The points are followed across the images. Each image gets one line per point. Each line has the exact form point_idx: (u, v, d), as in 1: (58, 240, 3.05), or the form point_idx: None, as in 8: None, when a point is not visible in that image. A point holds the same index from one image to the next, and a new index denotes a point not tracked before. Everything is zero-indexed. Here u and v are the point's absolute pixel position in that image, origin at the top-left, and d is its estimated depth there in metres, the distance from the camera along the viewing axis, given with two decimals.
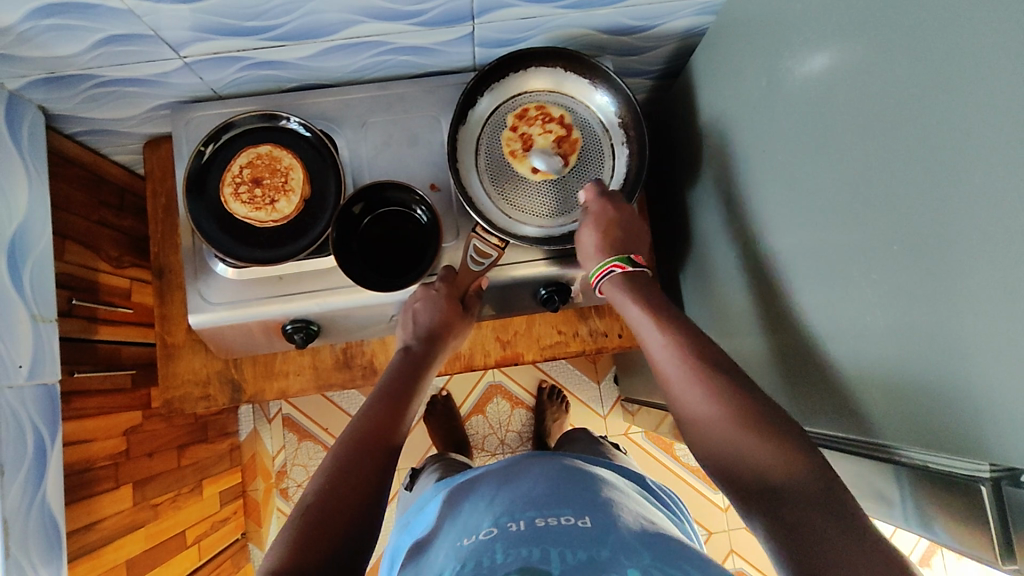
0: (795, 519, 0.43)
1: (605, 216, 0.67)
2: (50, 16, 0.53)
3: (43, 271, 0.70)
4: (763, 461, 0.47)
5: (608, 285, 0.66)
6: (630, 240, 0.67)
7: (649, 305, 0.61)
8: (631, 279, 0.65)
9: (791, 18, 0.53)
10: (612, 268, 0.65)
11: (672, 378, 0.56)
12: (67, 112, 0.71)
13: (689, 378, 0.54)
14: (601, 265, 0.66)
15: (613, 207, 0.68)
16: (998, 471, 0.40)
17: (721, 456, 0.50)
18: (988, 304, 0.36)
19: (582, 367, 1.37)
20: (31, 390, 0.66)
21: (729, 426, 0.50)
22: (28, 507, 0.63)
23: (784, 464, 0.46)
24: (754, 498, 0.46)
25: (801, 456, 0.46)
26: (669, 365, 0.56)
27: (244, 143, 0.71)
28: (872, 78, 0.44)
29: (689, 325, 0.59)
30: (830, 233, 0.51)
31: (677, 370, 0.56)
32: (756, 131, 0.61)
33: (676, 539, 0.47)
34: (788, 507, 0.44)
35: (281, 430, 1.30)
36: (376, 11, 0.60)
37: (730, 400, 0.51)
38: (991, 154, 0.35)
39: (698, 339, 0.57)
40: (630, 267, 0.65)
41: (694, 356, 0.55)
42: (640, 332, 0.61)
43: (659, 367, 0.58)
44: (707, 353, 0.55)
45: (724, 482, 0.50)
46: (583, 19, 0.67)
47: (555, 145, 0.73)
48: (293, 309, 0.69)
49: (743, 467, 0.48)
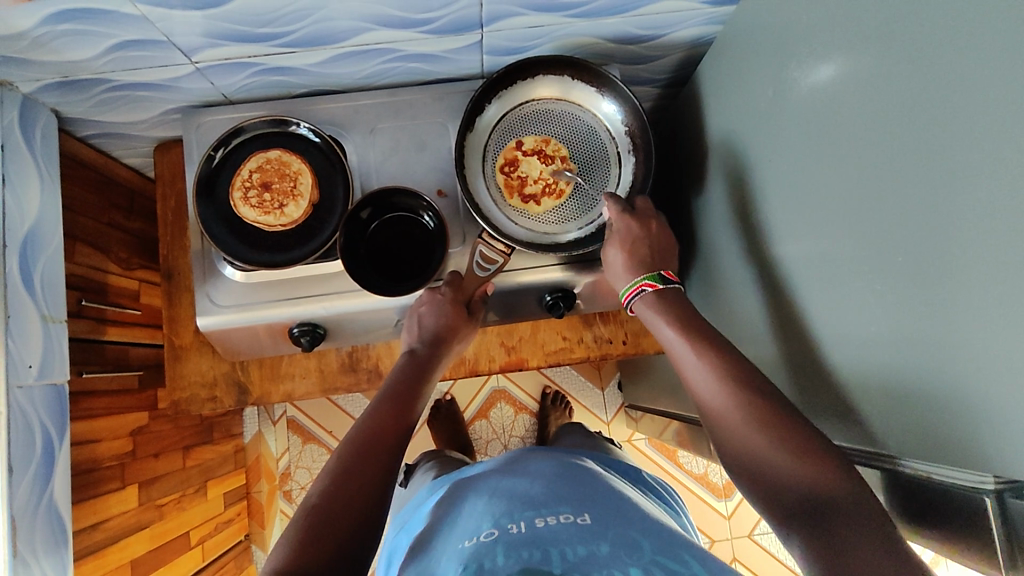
0: (832, 546, 0.42)
1: (631, 234, 0.67)
2: (64, 22, 0.54)
3: (54, 272, 0.71)
4: (800, 480, 0.47)
5: (640, 304, 0.66)
6: (657, 258, 0.68)
7: (681, 325, 0.61)
8: (664, 296, 0.65)
9: (797, 28, 0.53)
10: (644, 286, 0.65)
11: (710, 399, 0.55)
12: (79, 115, 0.72)
13: (722, 394, 0.54)
14: (633, 285, 0.66)
15: (639, 224, 0.68)
16: (1001, 483, 0.40)
17: (755, 474, 0.50)
18: (997, 315, 0.36)
19: (587, 372, 1.38)
20: (41, 390, 0.67)
21: (766, 444, 0.49)
22: (36, 504, 0.64)
23: (823, 485, 0.46)
24: (796, 520, 0.45)
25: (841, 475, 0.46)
26: (702, 382, 0.56)
27: (254, 148, 0.72)
28: (879, 91, 0.44)
29: (720, 338, 0.59)
30: (836, 243, 0.51)
31: (715, 395, 0.54)
32: (763, 141, 0.61)
33: (677, 532, 0.47)
34: (821, 520, 0.44)
35: (286, 432, 1.31)
36: (386, 19, 0.60)
37: (766, 416, 0.51)
38: (996, 168, 0.35)
39: (727, 352, 0.57)
40: (662, 284, 0.65)
41: (725, 373, 0.55)
42: (672, 350, 0.61)
43: (696, 388, 0.57)
44: (739, 367, 0.55)
45: (759, 501, 0.49)
46: (591, 28, 0.68)
47: (533, 170, 0.73)
48: (300, 312, 0.69)
49: (780, 486, 0.48)
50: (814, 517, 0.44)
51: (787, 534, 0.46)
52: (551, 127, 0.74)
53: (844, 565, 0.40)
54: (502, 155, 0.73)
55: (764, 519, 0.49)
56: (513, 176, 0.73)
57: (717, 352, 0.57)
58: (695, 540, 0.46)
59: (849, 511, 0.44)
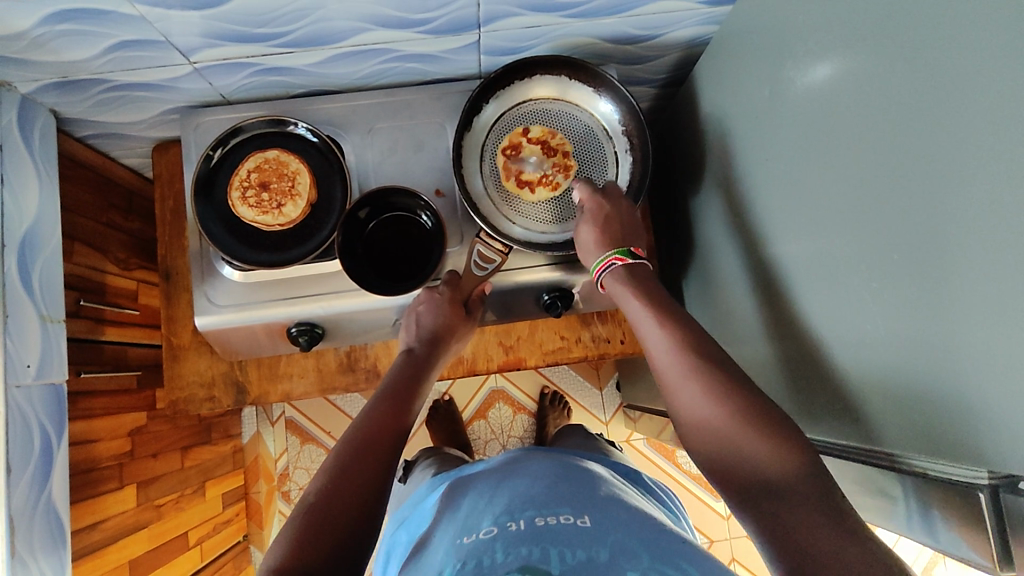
0: (779, 517, 0.43)
1: (602, 213, 0.67)
2: (63, 22, 0.54)
3: (52, 272, 0.71)
4: (757, 457, 0.47)
5: (610, 280, 0.66)
6: (628, 235, 0.67)
7: (649, 304, 0.61)
8: (632, 272, 0.65)
9: (793, 28, 0.53)
10: (613, 261, 0.65)
11: (674, 377, 0.56)
12: (78, 115, 0.72)
13: (687, 374, 0.54)
14: (602, 259, 0.66)
15: (609, 203, 0.68)
16: (996, 479, 0.40)
17: (713, 449, 0.51)
18: (992, 311, 0.36)
19: (585, 372, 1.38)
20: (39, 389, 0.67)
21: (724, 419, 0.51)
22: (35, 504, 0.64)
23: (773, 458, 0.47)
24: (752, 496, 0.46)
25: (792, 448, 0.47)
26: (665, 358, 0.57)
27: (252, 148, 0.72)
28: (874, 90, 0.44)
29: (689, 320, 0.59)
30: (832, 241, 0.51)
31: (681, 375, 0.55)
32: (759, 140, 0.61)
33: (682, 539, 0.48)
34: (773, 497, 0.45)
35: (284, 432, 1.31)
36: (385, 19, 0.61)
37: (726, 393, 0.52)
38: (991, 166, 0.35)
39: (692, 331, 0.58)
40: (630, 259, 0.66)
41: (689, 351, 0.56)
42: (637, 325, 0.62)
43: (662, 366, 0.57)
44: (704, 346, 0.56)
45: (718, 477, 0.50)
46: (588, 28, 0.68)
47: (533, 164, 0.73)
48: (298, 312, 0.69)
49: (735, 460, 0.49)
50: (766, 490, 0.46)
51: (740, 506, 0.47)
52: (549, 127, 0.74)
53: (796, 541, 0.41)
54: (503, 146, 0.73)
55: (721, 494, 0.50)
56: (512, 167, 0.73)
57: (682, 331, 0.58)
58: (699, 546, 0.48)
59: (798, 484, 0.45)
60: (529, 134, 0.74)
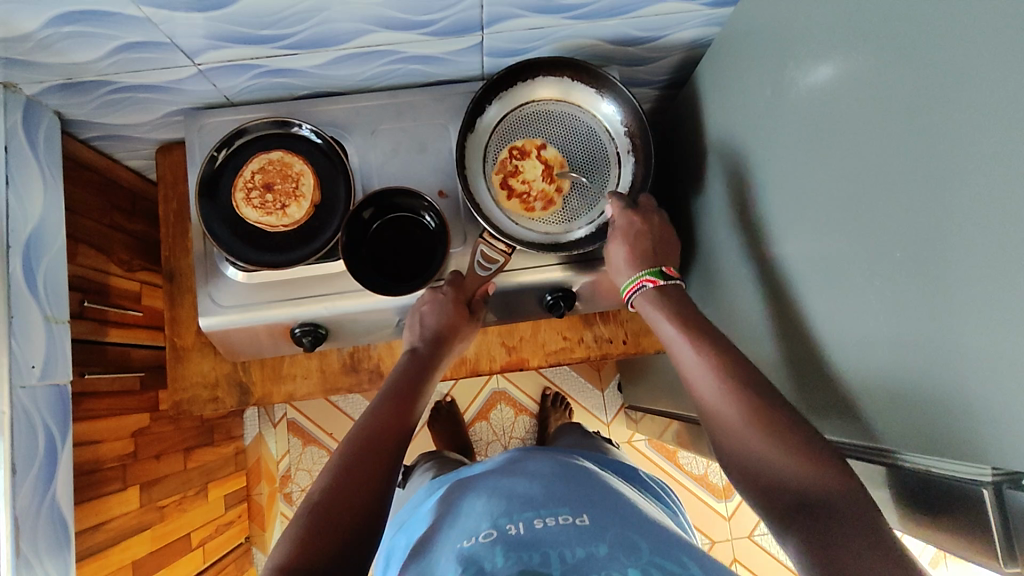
0: (821, 539, 0.43)
1: (632, 229, 0.68)
2: (69, 24, 0.55)
3: (56, 274, 0.71)
4: (800, 481, 0.47)
5: (639, 300, 0.66)
6: (660, 253, 0.68)
7: (677, 319, 0.61)
8: (664, 291, 0.64)
9: (795, 29, 0.53)
10: (644, 281, 0.66)
11: (705, 394, 0.55)
12: (82, 117, 0.72)
13: (718, 391, 0.54)
14: (634, 279, 0.66)
15: (640, 219, 0.68)
16: (999, 476, 0.41)
17: (753, 471, 0.51)
18: (994, 309, 0.36)
19: (586, 374, 1.38)
20: (44, 390, 0.67)
21: (765, 444, 0.50)
22: (39, 505, 0.64)
23: (819, 485, 0.46)
24: (795, 520, 0.46)
25: (837, 475, 0.46)
26: (700, 377, 0.56)
27: (256, 149, 0.73)
28: (876, 90, 0.44)
29: (716, 333, 0.59)
30: (834, 241, 0.51)
31: (713, 392, 0.55)
32: (761, 141, 0.61)
33: (668, 532, 0.48)
34: (818, 522, 0.44)
35: (286, 434, 1.31)
36: (388, 20, 0.61)
37: (765, 416, 0.51)
38: (993, 164, 0.35)
39: (726, 348, 0.57)
40: (663, 280, 0.65)
41: (720, 365, 0.55)
42: (669, 343, 0.61)
43: (692, 382, 0.57)
44: (740, 366, 0.55)
45: (756, 497, 0.50)
46: (591, 29, 0.68)
47: (532, 176, 0.74)
48: (303, 312, 0.70)
49: (778, 485, 0.49)
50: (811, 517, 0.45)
51: (783, 532, 0.47)
52: (551, 128, 0.75)
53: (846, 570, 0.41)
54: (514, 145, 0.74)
55: (761, 516, 0.49)
56: (512, 162, 0.74)
57: (717, 349, 0.57)
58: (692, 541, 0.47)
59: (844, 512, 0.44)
60: (546, 150, 0.74)
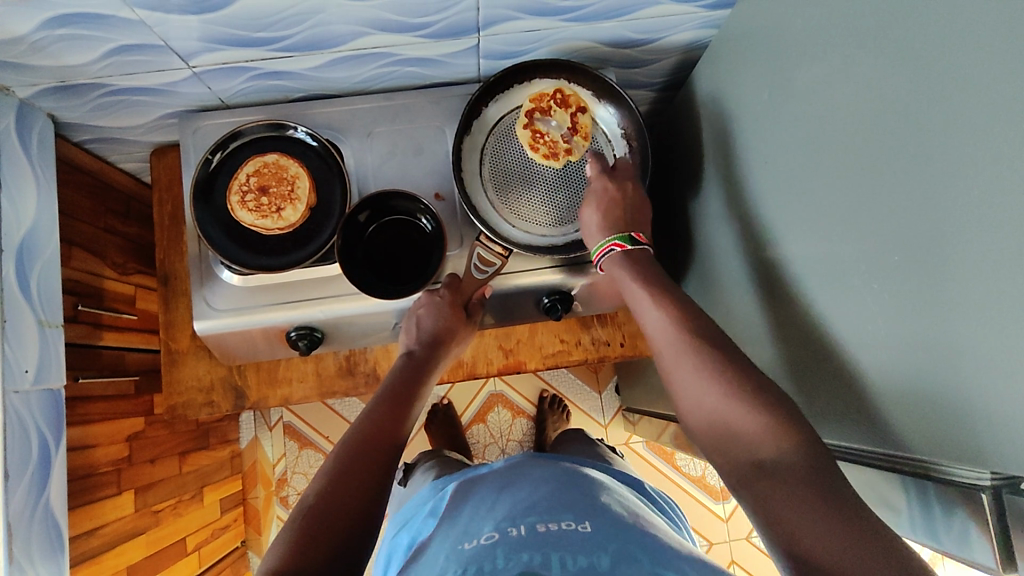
0: (775, 496, 0.44)
1: (607, 194, 0.68)
2: (62, 26, 0.54)
3: (50, 277, 0.71)
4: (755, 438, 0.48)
5: (608, 263, 0.67)
6: (634, 218, 0.68)
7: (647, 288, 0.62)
8: (631, 258, 0.66)
9: (791, 32, 0.53)
10: (612, 246, 0.67)
11: (669, 359, 0.57)
12: (76, 120, 0.72)
13: (680, 354, 0.56)
14: (601, 245, 0.67)
15: (615, 185, 0.69)
16: (998, 480, 0.41)
17: (714, 431, 0.52)
18: (993, 313, 0.36)
19: (584, 376, 1.38)
20: (37, 394, 0.67)
21: (723, 401, 0.51)
22: (32, 510, 0.64)
23: (772, 437, 0.47)
24: (751, 477, 0.47)
25: (792, 427, 0.47)
26: (664, 338, 0.58)
27: (251, 152, 0.72)
28: (873, 92, 0.44)
29: (686, 302, 0.60)
30: (832, 244, 0.51)
31: (676, 355, 0.56)
32: (759, 143, 0.61)
33: (670, 543, 0.48)
34: (771, 478, 0.45)
35: (282, 437, 1.31)
36: (385, 23, 0.61)
37: (724, 375, 0.52)
38: (991, 167, 0.35)
39: (693, 315, 0.58)
40: (630, 245, 0.67)
41: (684, 330, 0.57)
42: (637, 309, 0.62)
43: (659, 346, 0.59)
44: (705, 330, 0.56)
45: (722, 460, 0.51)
46: (587, 32, 0.68)
47: (553, 130, 0.73)
48: (297, 316, 0.69)
49: (736, 440, 0.49)
50: (765, 469, 0.46)
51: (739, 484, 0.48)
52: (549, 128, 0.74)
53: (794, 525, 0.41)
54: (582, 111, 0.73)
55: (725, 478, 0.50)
56: (548, 99, 0.73)
57: (683, 314, 0.58)
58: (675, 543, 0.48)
59: (796, 464, 0.45)
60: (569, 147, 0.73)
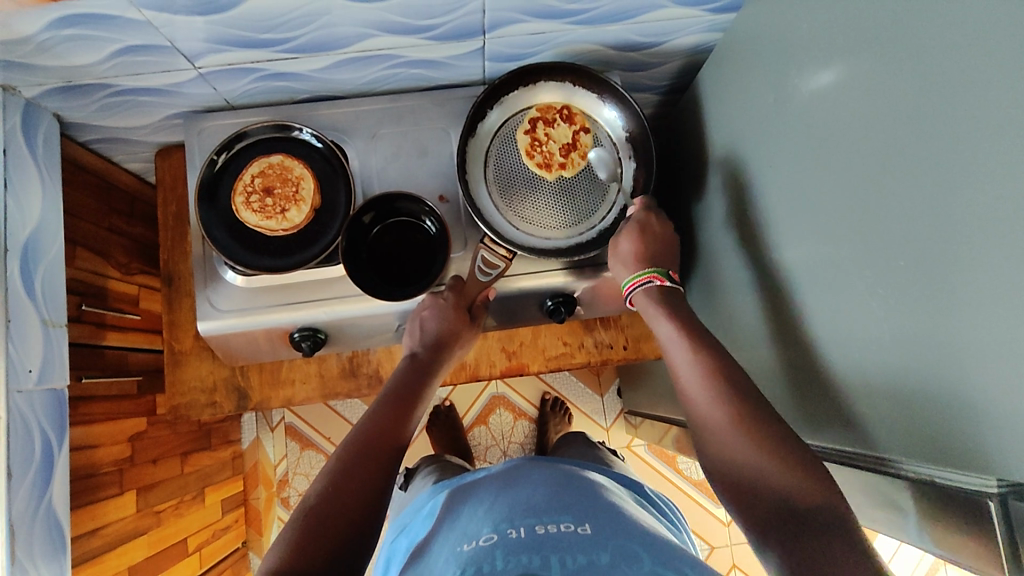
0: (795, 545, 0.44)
1: (647, 229, 0.68)
2: (69, 27, 0.54)
3: (54, 277, 0.71)
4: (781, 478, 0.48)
5: (640, 296, 0.67)
6: (670, 258, 0.68)
7: (675, 320, 0.62)
8: (663, 291, 0.65)
9: (797, 36, 0.53)
10: (650, 280, 0.66)
11: (693, 391, 0.57)
12: (81, 120, 0.72)
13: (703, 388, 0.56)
14: (639, 275, 0.66)
15: (657, 223, 0.69)
16: (1004, 487, 0.40)
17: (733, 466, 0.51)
18: (999, 319, 0.36)
19: (586, 378, 1.37)
20: (40, 394, 0.67)
21: (744, 438, 0.51)
22: (35, 509, 0.64)
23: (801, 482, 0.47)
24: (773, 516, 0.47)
25: (814, 481, 0.47)
26: (687, 371, 0.58)
27: (256, 152, 0.72)
28: (879, 97, 0.44)
29: (710, 336, 0.60)
30: (837, 249, 0.51)
31: (700, 389, 0.56)
32: (764, 147, 0.61)
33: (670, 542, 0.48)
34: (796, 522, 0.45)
35: (284, 438, 1.31)
36: (390, 25, 0.61)
37: (747, 420, 0.52)
38: (997, 173, 0.35)
39: (718, 351, 0.58)
40: (669, 282, 0.66)
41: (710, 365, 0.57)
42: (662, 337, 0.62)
43: (682, 378, 0.58)
44: (728, 368, 0.56)
45: (741, 492, 0.50)
46: (592, 35, 0.68)
47: (554, 140, 0.73)
48: (300, 317, 0.69)
49: (754, 487, 0.49)
50: (787, 519, 0.46)
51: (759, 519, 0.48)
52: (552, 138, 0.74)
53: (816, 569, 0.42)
54: (586, 135, 0.74)
55: (741, 510, 0.50)
56: (556, 113, 0.74)
57: (708, 355, 0.58)
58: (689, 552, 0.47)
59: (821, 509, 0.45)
60: (562, 162, 0.73)
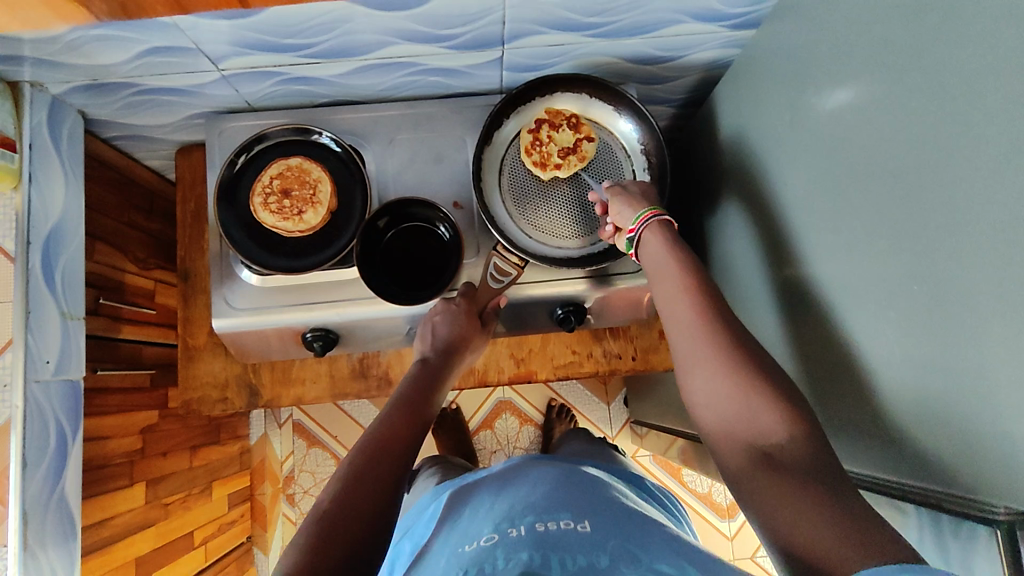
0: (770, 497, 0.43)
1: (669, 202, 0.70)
2: (97, 28, 0.56)
3: (74, 269, 0.72)
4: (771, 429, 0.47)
5: (647, 231, 0.64)
6: None
7: (675, 262, 0.60)
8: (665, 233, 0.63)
9: (815, 55, 0.54)
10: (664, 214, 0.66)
11: (684, 338, 0.55)
12: (105, 117, 0.74)
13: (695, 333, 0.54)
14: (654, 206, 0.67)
15: None
16: (1013, 515, 0.39)
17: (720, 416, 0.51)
18: (1011, 345, 0.36)
19: (592, 386, 1.38)
20: (56, 384, 0.68)
21: (731, 390, 0.50)
22: (48, 497, 0.65)
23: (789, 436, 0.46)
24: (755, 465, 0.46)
25: (806, 441, 0.46)
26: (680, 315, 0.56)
27: (275, 154, 0.73)
28: (895, 121, 0.44)
29: (709, 282, 0.58)
30: (850, 269, 0.51)
31: (691, 333, 0.55)
32: (781, 164, 0.61)
33: (666, 538, 0.48)
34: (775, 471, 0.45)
35: (291, 435, 1.32)
36: (411, 34, 0.62)
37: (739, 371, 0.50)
38: (1012, 201, 0.35)
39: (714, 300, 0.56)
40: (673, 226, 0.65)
41: (707, 313, 0.55)
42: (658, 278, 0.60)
43: (672, 325, 0.57)
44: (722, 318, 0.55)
45: (725, 444, 0.50)
46: (610, 48, 0.69)
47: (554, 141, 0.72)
48: (313, 317, 0.70)
49: (738, 440, 0.49)
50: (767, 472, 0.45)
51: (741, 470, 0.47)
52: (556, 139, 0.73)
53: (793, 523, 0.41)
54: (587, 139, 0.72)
55: (726, 461, 0.49)
56: (563, 118, 0.73)
57: (712, 310, 0.55)
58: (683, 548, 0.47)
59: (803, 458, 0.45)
60: (555, 163, 0.72)
